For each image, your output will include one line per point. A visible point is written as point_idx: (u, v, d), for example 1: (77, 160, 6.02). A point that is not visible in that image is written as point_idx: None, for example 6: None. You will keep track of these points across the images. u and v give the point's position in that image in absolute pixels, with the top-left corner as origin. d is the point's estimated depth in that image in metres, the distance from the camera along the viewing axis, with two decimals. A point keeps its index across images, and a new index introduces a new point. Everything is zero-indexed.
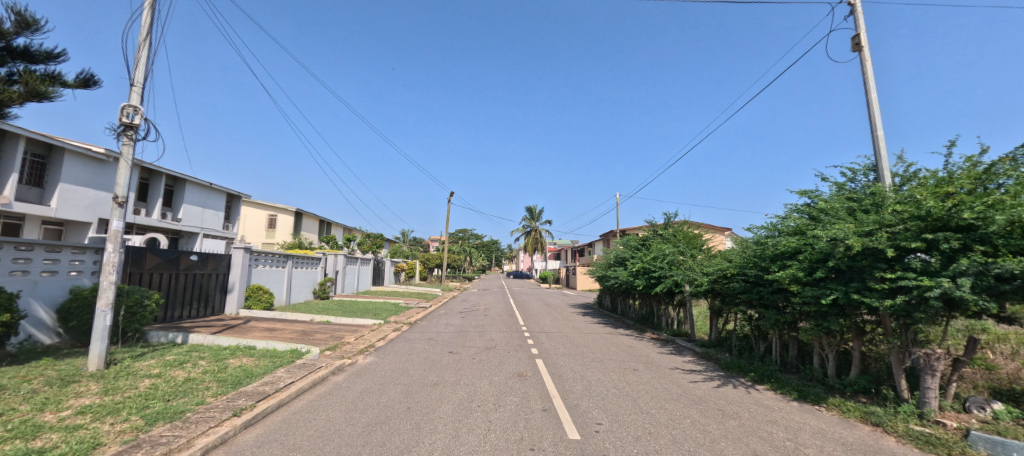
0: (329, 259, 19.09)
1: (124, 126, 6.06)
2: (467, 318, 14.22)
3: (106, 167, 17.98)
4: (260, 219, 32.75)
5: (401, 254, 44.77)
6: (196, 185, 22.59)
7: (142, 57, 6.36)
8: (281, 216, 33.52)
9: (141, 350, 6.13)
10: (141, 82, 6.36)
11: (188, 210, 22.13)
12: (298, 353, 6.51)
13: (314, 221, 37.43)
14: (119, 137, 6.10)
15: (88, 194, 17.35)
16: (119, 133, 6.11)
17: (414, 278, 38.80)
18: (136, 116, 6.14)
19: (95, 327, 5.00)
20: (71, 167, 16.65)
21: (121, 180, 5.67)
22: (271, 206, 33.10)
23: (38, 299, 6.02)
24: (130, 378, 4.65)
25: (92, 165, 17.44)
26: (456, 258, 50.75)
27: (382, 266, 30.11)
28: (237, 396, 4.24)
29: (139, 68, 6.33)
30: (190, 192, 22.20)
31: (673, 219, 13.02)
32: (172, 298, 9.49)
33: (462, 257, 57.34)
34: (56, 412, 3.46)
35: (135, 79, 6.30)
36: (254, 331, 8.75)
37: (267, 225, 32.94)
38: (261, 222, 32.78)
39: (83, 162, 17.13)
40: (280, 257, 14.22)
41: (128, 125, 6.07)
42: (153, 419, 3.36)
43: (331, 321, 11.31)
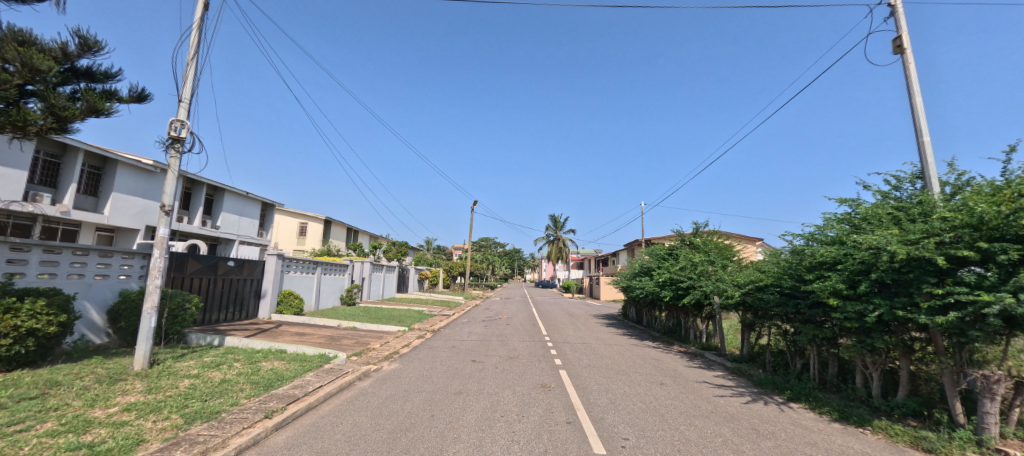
0: (356, 266, 19.55)
1: (172, 139, 6.46)
2: (489, 326, 14.25)
3: (153, 177, 19.18)
4: (292, 228, 34.00)
5: (425, 261, 45.09)
6: (234, 195, 23.76)
7: (189, 75, 6.80)
8: (312, 224, 34.79)
9: (181, 351, 6.43)
10: (188, 98, 6.79)
11: (226, 218, 23.28)
12: (325, 358, 6.67)
13: (342, 230, 38.66)
14: (168, 150, 6.51)
15: (137, 203, 18.55)
16: (168, 146, 6.51)
17: (438, 286, 38.99)
18: (183, 130, 6.53)
19: (141, 328, 5.27)
20: (122, 177, 17.87)
21: (169, 190, 6.00)
22: (302, 214, 34.33)
23: (92, 301, 6.43)
24: (171, 378, 4.88)
25: (141, 175, 18.67)
26: (479, 267, 50.83)
27: (407, 274, 30.53)
28: (268, 398, 4.37)
29: (186, 85, 6.76)
30: (228, 201, 23.36)
31: (702, 228, 12.69)
32: (210, 302, 9.94)
33: (484, 266, 57.44)
34: (104, 408, 3.66)
35: (183, 95, 6.73)
36: (285, 335, 9.03)
37: (298, 232, 34.18)
38: (292, 229, 34.04)
39: (134, 173, 18.38)
40: (311, 264, 14.71)
41: (175, 138, 6.46)
42: (191, 418, 3.50)
43: (357, 327, 11.56)
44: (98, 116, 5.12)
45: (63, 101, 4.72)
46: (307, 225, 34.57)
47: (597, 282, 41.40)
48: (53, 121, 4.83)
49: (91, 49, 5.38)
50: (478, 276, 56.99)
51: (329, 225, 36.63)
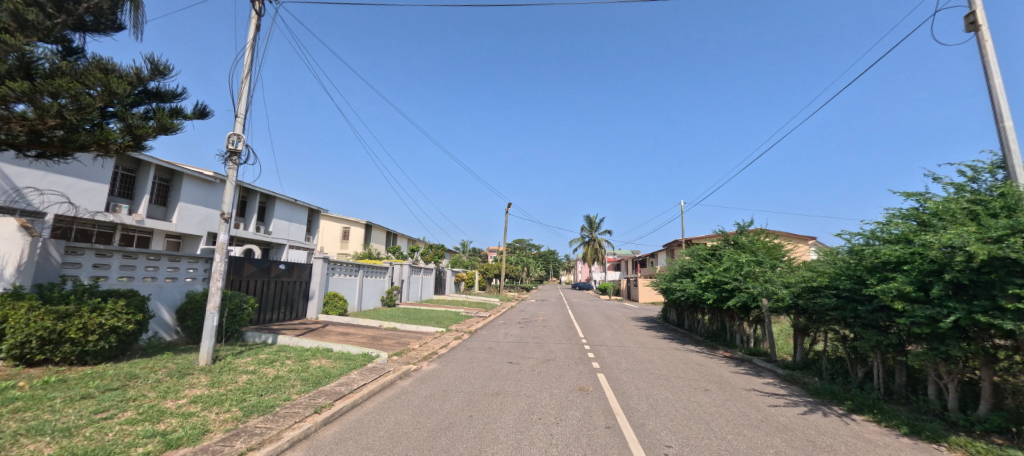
0: (395, 269, 20.19)
1: (230, 152, 6.97)
2: (525, 328, 14.27)
3: (213, 188, 20.77)
4: (335, 232, 35.47)
5: (461, 263, 45.77)
6: (283, 202, 25.29)
7: (244, 92, 7.31)
8: (354, 229, 36.39)
9: (239, 348, 6.91)
10: (243, 113, 7.30)
11: (276, 224, 24.82)
12: (368, 357, 6.93)
13: (381, 234, 40.21)
14: (227, 162, 7.03)
15: (200, 211, 20.18)
16: (226, 159, 7.03)
17: (474, 288, 39.50)
18: (239, 143, 7.04)
19: (205, 326, 5.71)
20: (187, 188, 19.51)
21: (228, 199, 6.48)
22: (344, 220, 35.96)
23: (163, 302, 7.04)
24: (231, 373, 5.25)
25: (203, 186, 20.29)
26: (514, 269, 51.02)
27: (443, 276, 31.14)
28: (317, 394, 4.60)
29: (241, 101, 7.28)
30: (278, 208, 24.89)
31: (747, 227, 12.07)
32: (264, 303, 10.61)
33: (519, 268, 57.56)
34: (175, 400, 4.00)
35: (238, 111, 7.25)
36: (331, 334, 9.48)
37: (341, 237, 35.87)
38: (336, 234, 35.79)
39: (197, 184, 20.00)
40: (354, 267, 15.39)
41: (233, 151, 6.97)
42: (249, 412, 3.74)
43: (398, 327, 11.93)
44: (168, 133, 5.58)
45: (138, 121, 5.16)
46: (349, 230, 36.20)
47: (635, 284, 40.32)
48: (129, 139, 5.30)
49: (161, 72, 5.91)
50: (513, 278, 57.21)
51: (369, 230, 38.17)
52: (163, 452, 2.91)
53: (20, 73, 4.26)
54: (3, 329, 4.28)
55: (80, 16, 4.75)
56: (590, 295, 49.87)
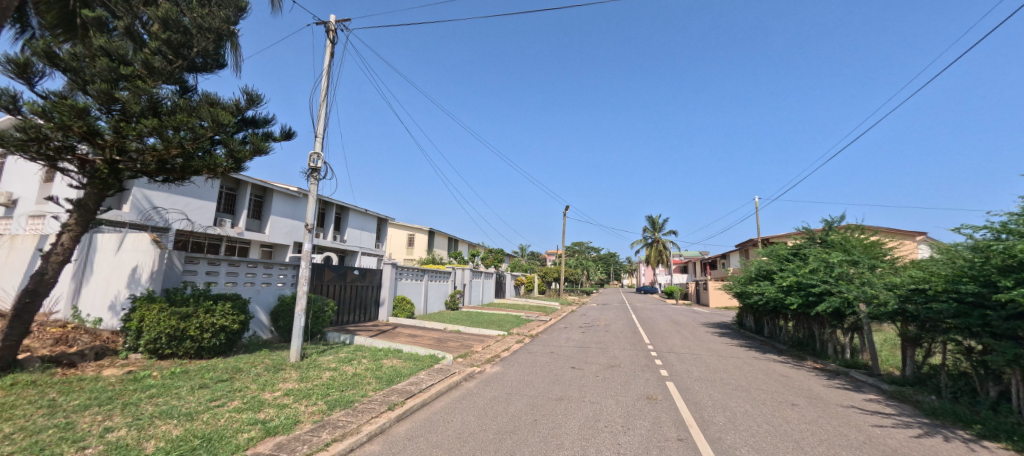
0: (457, 273, 20.87)
1: (312, 169, 7.71)
2: (586, 333, 14.01)
3: (298, 201, 23.12)
4: (401, 239, 37.74)
5: (521, 267, 45.96)
6: (356, 213, 27.41)
7: (322, 114, 8.06)
8: (418, 236, 38.42)
9: (322, 347, 7.58)
10: (322, 134, 8.05)
11: (350, 232, 26.96)
12: (435, 359, 7.23)
13: (444, 239, 41.99)
14: (309, 178, 7.78)
15: (287, 223, 22.57)
16: (308, 176, 7.78)
17: (534, 292, 39.53)
18: (319, 160, 7.76)
19: (295, 326, 6.35)
20: (277, 202, 21.93)
21: (311, 211, 7.17)
22: (410, 227, 38.06)
23: (260, 305, 7.96)
24: (317, 370, 5.77)
25: (290, 200, 22.67)
26: (573, 272, 50.30)
27: (503, 280, 31.52)
28: (390, 392, 4.89)
29: (320, 122, 8.03)
30: (351, 218, 27.03)
31: (837, 224, 10.77)
32: (342, 306, 11.56)
33: (579, 271, 56.63)
34: (272, 392, 4.48)
35: (318, 131, 8.01)
36: (401, 336, 10.05)
37: (407, 243, 38.03)
38: (402, 241, 38.06)
39: (285, 199, 22.39)
40: (419, 272, 16.21)
41: (314, 168, 7.70)
42: (332, 405, 4.08)
43: (461, 330, 12.33)
44: (261, 155, 6.28)
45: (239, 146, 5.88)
46: (414, 236, 38.28)
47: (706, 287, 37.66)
48: (232, 162, 6.06)
49: (254, 101, 6.70)
50: (573, 281, 56.43)
51: (432, 236, 40.06)
52: (263, 439, 3.29)
53: (150, 112, 5.03)
54: (144, 325, 5.12)
55: (192, 59, 5.52)
56: (655, 299, 47.63)
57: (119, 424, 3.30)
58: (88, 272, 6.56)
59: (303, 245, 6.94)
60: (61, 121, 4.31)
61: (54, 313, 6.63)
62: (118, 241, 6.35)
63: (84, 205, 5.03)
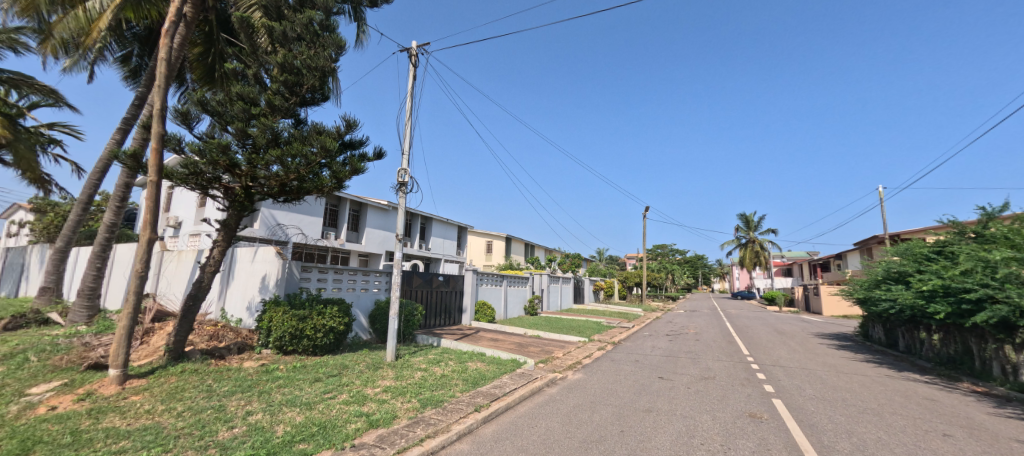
0: (534, 279, 21.04)
1: (400, 183, 8.40)
2: (674, 341, 13.15)
3: (389, 214, 25.37)
4: (479, 245, 39.34)
5: (599, 272, 44.64)
6: (439, 222, 29.21)
7: (408, 133, 8.77)
8: (496, 242, 39.69)
9: (414, 348, 8.16)
10: (408, 151, 8.75)
11: (434, 241, 28.81)
12: (517, 363, 7.34)
13: (521, 245, 42.96)
14: (398, 192, 8.48)
15: (381, 234, 24.87)
16: (397, 190, 8.49)
17: (614, 297, 38.16)
18: (406, 175, 8.44)
19: (390, 328, 6.92)
20: (371, 216, 24.30)
21: (400, 222, 7.81)
22: (488, 234, 39.57)
23: (360, 309, 8.82)
24: (409, 369, 6.22)
25: (382, 213, 24.95)
26: (656, 277, 47.50)
27: (581, 285, 30.87)
28: (476, 394, 5.08)
29: (406, 141, 8.74)
30: (434, 228, 28.87)
31: (999, 214, 8.72)
32: (429, 310, 12.37)
33: (662, 276, 53.30)
34: (372, 388, 4.94)
35: (404, 149, 8.73)
36: (483, 340, 10.42)
37: (485, 250, 39.55)
38: (481, 248, 39.67)
39: (378, 212, 24.71)
40: (498, 278, 16.71)
41: (402, 182, 8.39)
42: (425, 404, 4.35)
43: (541, 336, 12.40)
44: (358, 175, 6.98)
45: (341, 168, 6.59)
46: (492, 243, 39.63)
47: (817, 292, 32.86)
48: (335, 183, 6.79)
49: (351, 126, 7.49)
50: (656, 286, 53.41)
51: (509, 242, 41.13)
52: (367, 430, 3.63)
53: (272, 144, 5.88)
54: (273, 325, 6.03)
55: (303, 95, 6.30)
56: (754, 306, 42.92)
57: (257, 408, 3.89)
58: (231, 279, 7.82)
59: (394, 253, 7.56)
60: (210, 159, 5.33)
61: (209, 314, 7.92)
62: (253, 252, 7.48)
63: (229, 225, 6.09)
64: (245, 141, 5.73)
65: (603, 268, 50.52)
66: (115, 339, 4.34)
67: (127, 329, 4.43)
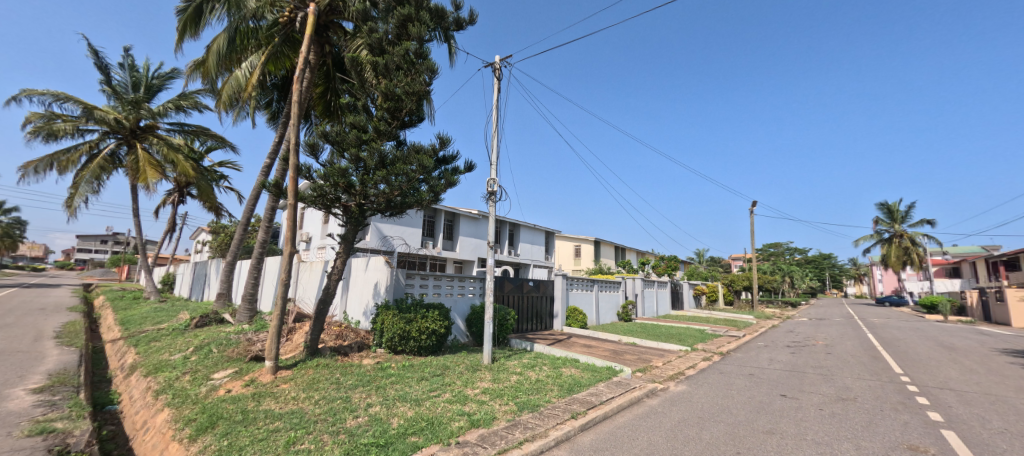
0: (627, 283, 20.22)
1: (490, 193, 8.76)
2: (797, 354, 11.48)
3: (480, 222, 26.66)
4: (568, 249, 39.45)
5: (699, 275, 40.82)
6: (526, 228, 29.89)
7: (495, 145, 9.12)
8: (585, 246, 39.24)
9: (508, 352, 8.42)
10: (496, 161, 9.10)
11: (523, 247, 29.49)
12: (613, 371, 7.08)
13: (610, 249, 41.78)
14: (488, 202, 8.85)
15: (473, 241, 26.23)
16: (487, 199, 8.87)
17: (718, 303, 34.74)
18: (495, 185, 8.78)
19: (486, 333, 7.21)
20: (464, 225, 25.79)
21: (491, 230, 8.13)
22: (576, 238, 39.39)
23: (458, 314, 9.32)
24: (506, 372, 6.41)
25: (473, 222, 26.31)
26: (768, 280, 41.95)
27: (679, 290, 28.58)
28: (572, 401, 5.03)
29: (493, 152, 9.09)
30: (522, 234, 29.58)
31: None
32: (521, 315, 12.67)
33: (776, 279, 46.85)
34: (472, 388, 5.20)
35: (492, 160, 9.09)
36: (576, 345, 10.33)
37: (574, 254, 39.35)
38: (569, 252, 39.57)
39: (470, 221, 26.13)
40: (589, 282, 16.43)
41: (492, 192, 8.74)
42: (522, 407, 4.44)
43: (637, 343, 11.84)
44: (452, 187, 7.41)
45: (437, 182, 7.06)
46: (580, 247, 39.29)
47: (1003, 298, 25.78)
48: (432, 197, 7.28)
49: (445, 143, 8.01)
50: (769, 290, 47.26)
51: (598, 246, 40.27)
52: (470, 429, 3.82)
53: (380, 165, 6.58)
54: (386, 326, 6.74)
55: (402, 119, 6.95)
56: (905, 314, 35.33)
57: (375, 401, 4.35)
58: (350, 285, 8.90)
59: (487, 259, 7.88)
60: (333, 182, 6.24)
61: (334, 316, 9.09)
62: (365, 262, 8.46)
63: (347, 239, 6.95)
64: (358, 165, 6.55)
65: (703, 271, 46.23)
66: (269, 337, 5.23)
67: (277, 327, 5.33)
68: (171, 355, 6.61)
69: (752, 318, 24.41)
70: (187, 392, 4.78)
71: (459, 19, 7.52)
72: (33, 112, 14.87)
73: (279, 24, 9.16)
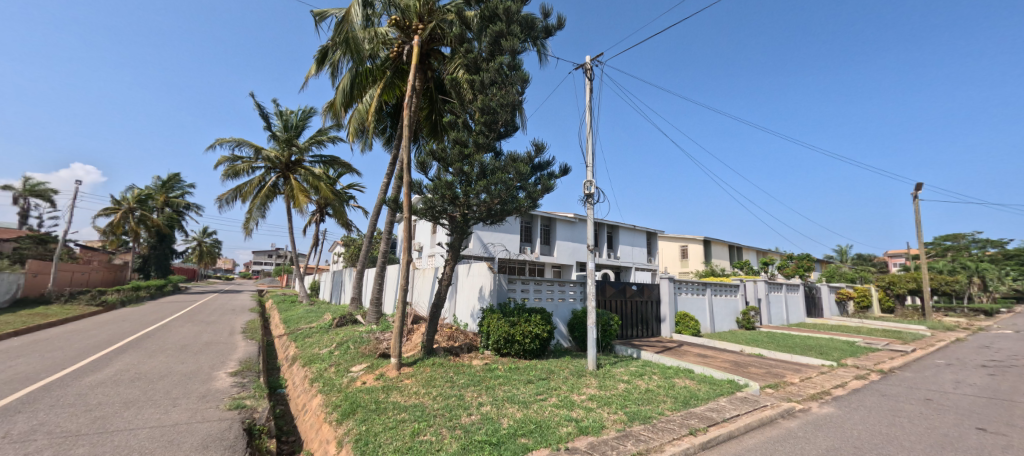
0: (745, 287, 18.09)
1: (587, 195, 8.62)
2: (998, 376, 8.91)
3: (576, 226, 26.54)
4: (673, 251, 37.01)
5: (842, 276, 34.33)
6: (625, 230, 28.83)
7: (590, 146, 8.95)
8: (692, 246, 36.30)
9: (614, 359, 8.16)
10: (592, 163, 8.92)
11: (623, 249, 28.45)
12: (736, 385, 6.35)
13: (722, 248, 37.91)
14: (585, 204, 8.71)
15: (570, 245, 26.17)
16: (584, 202, 8.74)
17: (872, 310, 28.84)
18: (592, 187, 8.61)
19: (589, 338, 7.07)
20: (561, 230, 25.91)
21: (590, 233, 8.00)
22: (681, 238, 36.75)
23: (560, 318, 9.28)
24: (612, 380, 6.21)
25: (569, 226, 26.30)
26: (945, 282, 33.46)
27: (815, 294, 24.42)
28: (689, 415, 4.65)
29: (589, 154, 8.92)
30: (621, 236, 28.55)
31: None
32: (625, 321, 12.22)
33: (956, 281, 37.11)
34: (579, 395, 5.15)
35: (589, 162, 8.93)
36: (689, 355, 9.56)
37: (680, 255, 36.70)
38: (675, 253, 37.01)
39: (566, 225, 26.18)
40: (700, 286, 15.12)
41: (589, 194, 8.59)
42: (632, 418, 4.25)
43: (764, 354, 10.48)
44: (549, 193, 7.44)
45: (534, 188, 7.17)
46: (687, 247, 36.50)
47: None
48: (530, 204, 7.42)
49: (541, 150, 8.08)
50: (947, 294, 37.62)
51: (708, 245, 36.87)
52: (579, 436, 3.78)
53: (480, 176, 6.98)
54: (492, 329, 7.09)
55: (498, 131, 7.25)
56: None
57: (486, 401, 4.59)
58: (458, 289, 9.55)
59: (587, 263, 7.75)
60: (440, 195, 6.82)
61: (445, 319, 9.79)
62: (468, 267, 9.07)
63: (454, 246, 7.50)
64: (462, 177, 7.05)
65: (846, 271, 38.77)
66: (393, 336, 5.89)
67: (400, 328, 5.97)
68: (320, 349, 7.89)
69: (926, 329, 19.53)
70: (333, 381, 5.63)
71: (549, 26, 7.61)
72: (224, 155, 19.13)
73: (390, 58, 10.39)
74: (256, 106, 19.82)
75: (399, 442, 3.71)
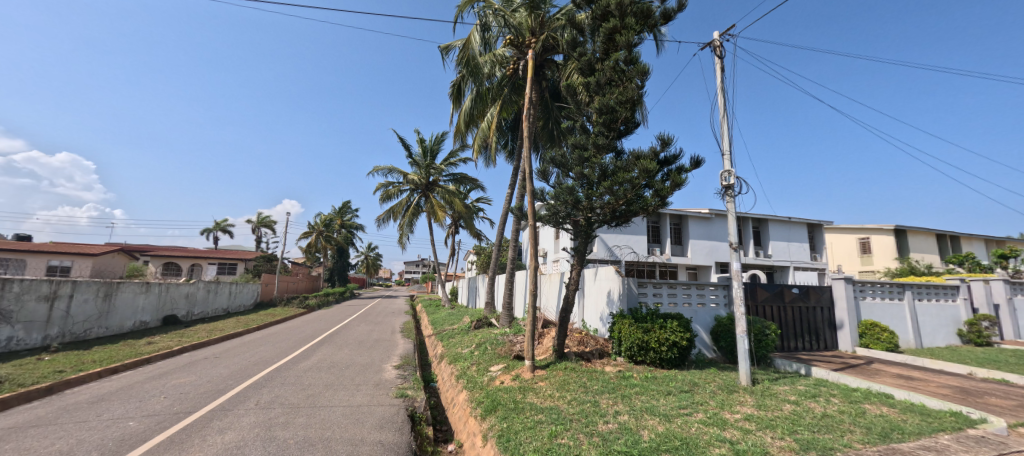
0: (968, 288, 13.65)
1: (725, 187, 7.69)
2: None
3: (712, 222, 23.98)
4: (850, 244, 30.27)
5: None
6: (777, 223, 24.75)
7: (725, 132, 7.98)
8: (879, 238, 29.02)
9: (774, 375, 7.03)
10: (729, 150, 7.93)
11: (776, 246, 24.41)
12: (965, 419, 4.81)
13: (926, 239, 29.27)
14: (724, 197, 7.77)
15: (706, 244, 23.65)
16: (722, 194, 7.80)
17: None
18: (731, 177, 7.65)
19: (740, 348, 6.24)
20: (693, 227, 23.66)
21: (733, 230, 7.10)
22: (861, 229, 29.76)
23: (699, 324, 8.46)
24: (774, 399, 5.35)
25: (703, 223, 23.88)
26: None
27: None
28: (890, 452, 3.71)
29: (724, 140, 7.95)
30: (772, 231, 24.57)
31: None
32: (785, 330, 10.46)
33: None
34: (731, 413, 4.58)
35: (724, 149, 7.97)
36: (884, 376, 7.64)
37: (860, 250, 29.70)
38: (851, 248, 30.10)
39: (700, 222, 23.83)
40: (895, 289, 11.99)
41: (728, 186, 7.66)
42: (806, 447, 3.59)
43: (1010, 380, 7.72)
44: (680, 188, 6.84)
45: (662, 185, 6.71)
46: (870, 240, 29.33)
47: None
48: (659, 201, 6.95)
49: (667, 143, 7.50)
50: None
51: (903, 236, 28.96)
52: None
53: (603, 177, 6.86)
54: (625, 335, 6.86)
55: (619, 129, 7.03)
56: None
57: (623, 410, 4.44)
58: (585, 293, 9.52)
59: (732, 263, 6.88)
60: (563, 200, 6.85)
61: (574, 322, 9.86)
62: (595, 272, 8.98)
63: (580, 251, 7.48)
64: (583, 181, 7.03)
65: None
66: (526, 339, 6.16)
67: (532, 331, 6.22)
68: (463, 349, 8.78)
69: None
70: (476, 378, 6.19)
71: (668, 10, 7.03)
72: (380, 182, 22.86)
73: (508, 76, 11.10)
74: (399, 138, 22.42)
75: (539, 442, 3.86)
